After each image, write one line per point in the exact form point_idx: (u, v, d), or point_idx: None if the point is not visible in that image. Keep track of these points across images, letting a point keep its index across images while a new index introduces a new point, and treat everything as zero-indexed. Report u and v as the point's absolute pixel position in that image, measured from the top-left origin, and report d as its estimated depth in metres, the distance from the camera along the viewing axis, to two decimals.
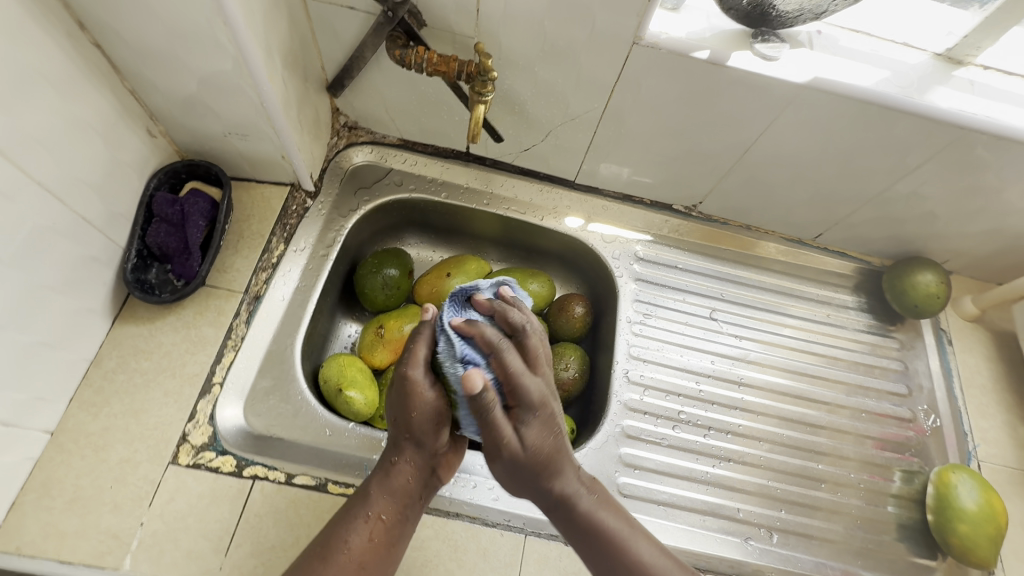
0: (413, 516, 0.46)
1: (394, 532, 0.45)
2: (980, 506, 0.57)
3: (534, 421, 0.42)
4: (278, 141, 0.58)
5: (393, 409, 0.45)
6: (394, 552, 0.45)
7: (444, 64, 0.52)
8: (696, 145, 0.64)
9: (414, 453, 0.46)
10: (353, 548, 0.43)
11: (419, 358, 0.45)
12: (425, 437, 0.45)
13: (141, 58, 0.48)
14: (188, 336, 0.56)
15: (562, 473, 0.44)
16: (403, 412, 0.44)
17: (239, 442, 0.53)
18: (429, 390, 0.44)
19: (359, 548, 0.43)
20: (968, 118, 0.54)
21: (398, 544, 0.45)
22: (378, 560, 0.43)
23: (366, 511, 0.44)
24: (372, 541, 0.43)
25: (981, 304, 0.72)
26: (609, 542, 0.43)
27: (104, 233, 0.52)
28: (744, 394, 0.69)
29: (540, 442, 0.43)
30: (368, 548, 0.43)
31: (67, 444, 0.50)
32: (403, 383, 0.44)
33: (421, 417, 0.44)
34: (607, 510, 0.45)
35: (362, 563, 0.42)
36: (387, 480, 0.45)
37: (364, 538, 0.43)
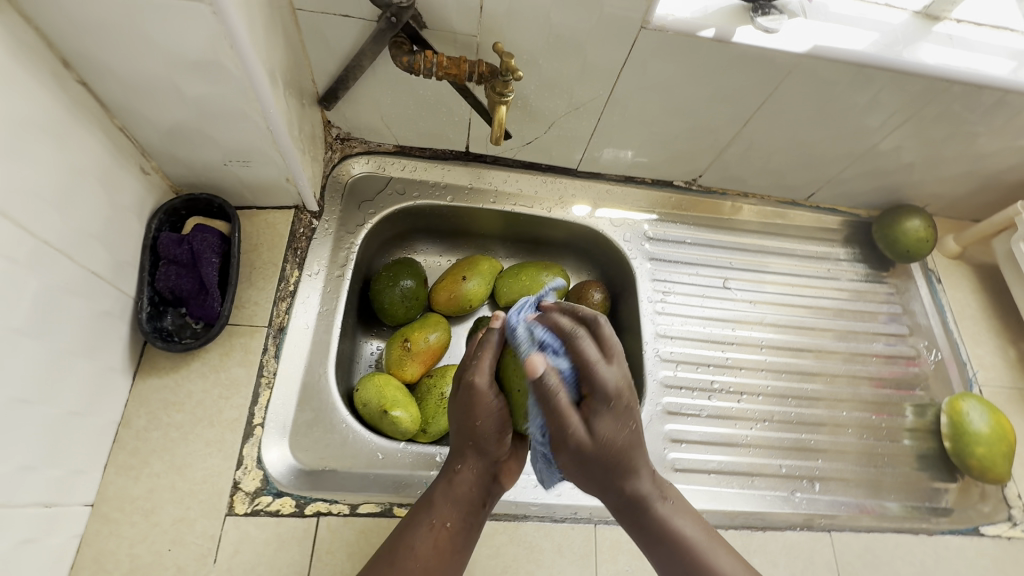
0: (477, 523, 0.47)
1: (457, 538, 0.46)
2: (991, 427, 0.63)
3: (606, 417, 0.42)
4: (282, 163, 0.55)
5: (457, 417, 0.47)
6: (458, 558, 0.45)
7: (455, 66, 0.51)
8: (699, 122, 0.65)
9: (477, 460, 0.47)
10: (419, 554, 0.44)
11: (485, 368, 0.46)
12: (488, 445, 0.47)
13: (132, 92, 0.44)
14: (218, 380, 0.53)
15: (636, 474, 0.44)
16: (468, 419, 0.46)
17: (293, 481, 0.51)
18: (494, 398, 0.45)
19: (424, 553, 0.44)
20: (952, 71, 0.58)
21: (462, 551, 0.46)
22: (443, 565, 0.44)
23: (429, 517, 0.46)
24: (436, 547, 0.45)
25: (962, 242, 0.78)
26: (684, 545, 0.44)
27: (114, 284, 0.48)
28: (766, 356, 0.72)
29: (604, 454, 0.43)
30: (432, 554, 0.44)
31: (112, 514, 0.47)
32: (469, 391, 0.45)
33: (487, 426, 0.46)
34: (683, 515, 0.46)
35: (427, 569, 0.44)
36: (449, 488, 0.47)
37: (429, 545, 0.45)
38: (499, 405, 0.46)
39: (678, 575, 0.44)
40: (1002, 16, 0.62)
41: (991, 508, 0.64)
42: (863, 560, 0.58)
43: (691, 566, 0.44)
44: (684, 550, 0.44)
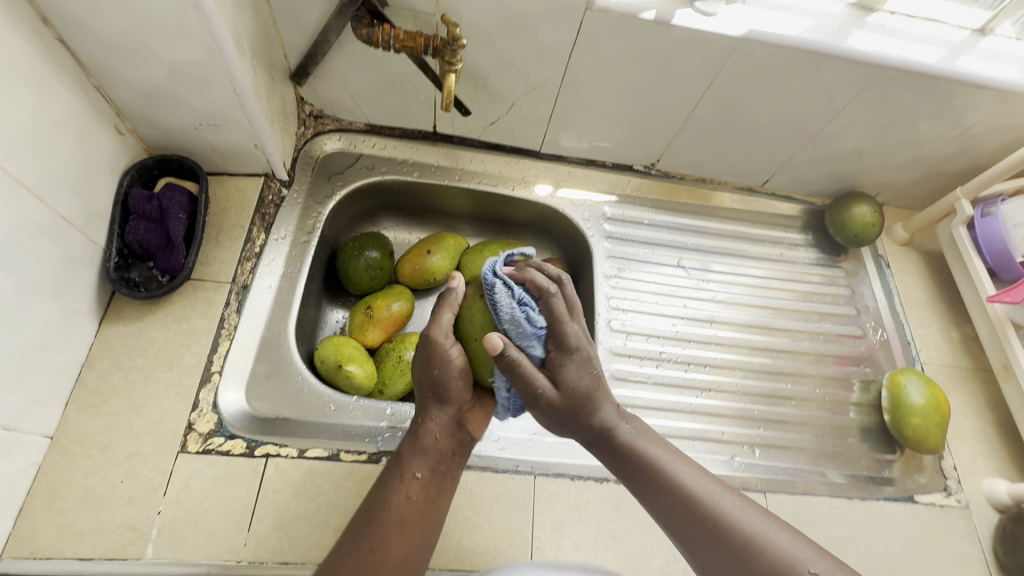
0: (451, 472, 0.48)
1: (432, 489, 0.46)
2: (927, 399, 0.65)
3: (571, 366, 0.45)
4: (250, 129, 0.59)
5: (419, 370, 0.49)
6: (436, 507, 0.46)
7: (410, 40, 0.55)
8: (650, 104, 0.69)
9: (440, 410, 0.48)
10: (394, 508, 0.44)
11: (442, 322, 0.48)
12: (449, 395, 0.48)
13: (106, 51, 0.48)
14: (181, 329, 0.56)
15: (600, 416, 0.46)
16: (427, 370, 0.48)
17: (246, 425, 0.54)
18: (452, 347, 0.48)
19: (399, 507, 0.44)
20: (882, 57, 0.61)
21: (440, 500, 0.46)
22: (420, 516, 0.45)
23: (399, 473, 0.46)
24: (410, 499, 0.45)
25: (910, 230, 0.81)
26: (651, 470, 0.45)
27: (84, 231, 0.51)
28: (716, 331, 0.75)
29: (575, 391, 0.45)
30: (407, 505, 0.45)
31: (70, 446, 0.49)
32: (427, 343, 0.48)
33: (445, 375, 0.47)
34: (647, 439, 0.47)
35: (404, 521, 0.44)
36: (416, 441, 0.47)
37: (404, 498, 0.45)
38: (455, 355, 0.48)
39: (659, 501, 0.44)
40: (935, 9, 0.65)
41: (928, 479, 0.66)
42: (797, 521, 0.60)
43: (661, 485, 0.44)
44: (652, 473, 0.45)
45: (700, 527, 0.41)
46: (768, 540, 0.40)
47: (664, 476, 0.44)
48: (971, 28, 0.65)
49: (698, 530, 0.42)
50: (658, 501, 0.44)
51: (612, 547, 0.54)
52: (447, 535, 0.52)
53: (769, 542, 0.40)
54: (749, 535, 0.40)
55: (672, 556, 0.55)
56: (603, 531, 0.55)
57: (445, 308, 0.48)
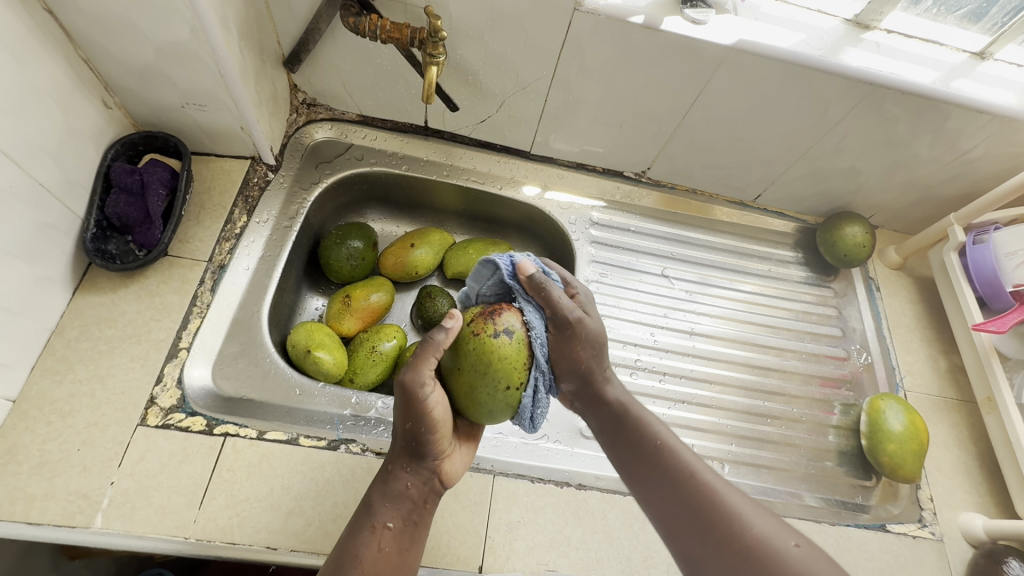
0: (421, 521, 0.47)
1: (403, 538, 0.45)
2: (905, 426, 0.63)
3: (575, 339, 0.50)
4: (237, 111, 0.59)
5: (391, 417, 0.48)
6: (408, 558, 0.44)
7: (397, 31, 0.55)
8: (640, 110, 0.69)
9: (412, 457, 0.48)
10: (365, 562, 0.42)
11: (424, 367, 0.45)
12: (421, 445, 0.47)
13: (94, 25, 0.49)
14: (152, 304, 0.57)
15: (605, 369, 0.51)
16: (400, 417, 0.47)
17: (207, 403, 0.54)
18: (431, 395, 0.45)
19: (371, 559, 0.42)
20: (875, 75, 0.61)
21: (412, 549, 0.45)
22: (393, 567, 0.43)
23: (369, 521, 0.44)
24: (382, 551, 0.43)
25: (903, 253, 0.79)
26: (643, 438, 0.48)
27: (63, 200, 0.52)
28: (696, 343, 0.74)
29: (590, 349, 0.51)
30: (380, 558, 0.43)
31: (31, 411, 0.50)
32: (404, 390, 0.45)
33: (420, 425, 0.46)
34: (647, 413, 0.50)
35: (377, 574, 0.42)
36: (385, 489, 0.46)
37: (375, 548, 0.43)
38: (434, 401, 0.45)
39: (648, 475, 0.46)
40: (933, 31, 0.65)
41: (901, 509, 0.64)
42: None
43: (655, 457, 0.46)
44: (644, 441, 0.48)
45: (681, 497, 0.43)
46: (739, 519, 0.40)
47: (662, 453, 0.46)
48: (970, 52, 0.65)
49: (677, 501, 0.43)
50: (646, 474, 0.46)
51: (566, 553, 0.53)
52: None
53: (749, 520, 0.40)
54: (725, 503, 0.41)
55: (628, 567, 0.54)
56: (559, 536, 0.54)
57: (428, 354, 0.45)
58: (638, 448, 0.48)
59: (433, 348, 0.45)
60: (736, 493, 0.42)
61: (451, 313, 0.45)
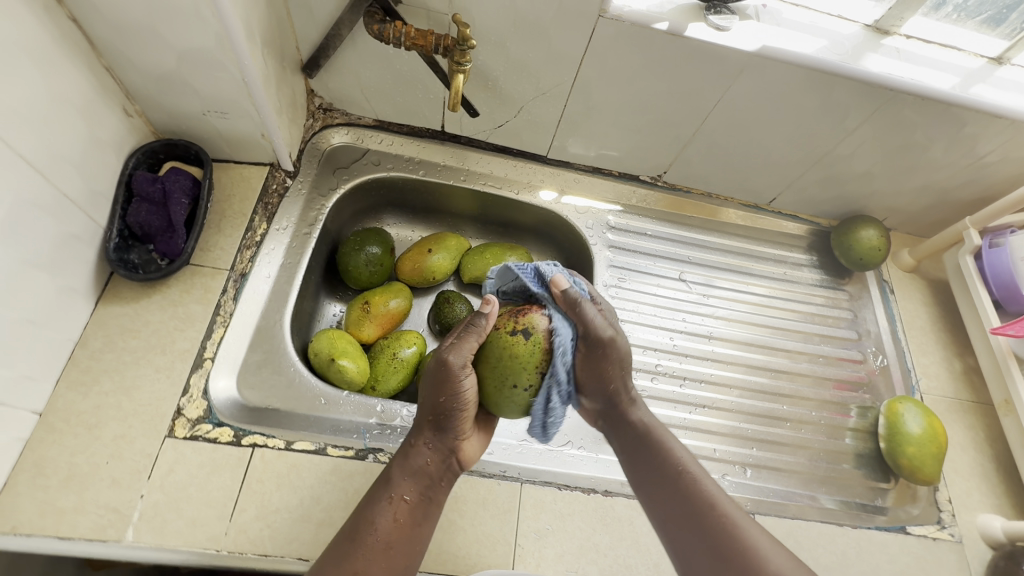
0: (436, 497, 0.49)
1: (417, 511, 0.47)
2: (925, 429, 0.64)
3: (608, 352, 0.50)
4: (258, 118, 0.59)
5: (422, 394, 0.50)
6: (420, 530, 0.47)
7: (421, 37, 0.55)
8: (660, 115, 0.69)
9: (434, 436, 0.50)
10: (380, 529, 0.45)
11: (465, 349, 0.48)
12: (445, 422, 0.49)
13: (118, 34, 0.48)
14: (176, 314, 0.56)
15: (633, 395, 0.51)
16: (431, 396, 0.49)
17: (234, 414, 0.54)
18: (466, 377, 0.48)
19: (385, 528, 0.45)
20: (896, 81, 0.61)
21: (423, 524, 0.47)
22: (404, 539, 0.45)
23: (387, 492, 0.47)
24: (397, 521, 0.45)
25: (917, 256, 0.80)
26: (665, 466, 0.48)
27: (86, 211, 0.52)
28: (714, 346, 0.75)
29: (616, 366, 0.51)
30: (393, 528, 0.45)
31: (57, 424, 0.49)
32: (441, 367, 0.48)
33: (449, 403, 0.48)
34: (671, 438, 0.51)
35: (390, 543, 0.44)
36: (406, 463, 0.48)
37: (391, 518, 0.45)
38: (468, 385, 0.48)
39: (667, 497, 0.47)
40: (952, 36, 0.65)
41: (920, 511, 0.65)
42: (784, 544, 0.59)
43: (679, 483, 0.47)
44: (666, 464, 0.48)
45: (700, 525, 0.44)
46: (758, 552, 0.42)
47: (683, 477, 0.47)
48: (988, 57, 0.65)
49: (689, 524, 0.45)
50: (666, 498, 0.47)
51: (594, 560, 0.53)
52: None
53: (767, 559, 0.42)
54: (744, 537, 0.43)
55: (657, 573, 0.54)
56: (588, 543, 0.54)
57: (470, 336, 0.48)
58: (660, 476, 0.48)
59: (475, 332, 0.48)
60: (751, 526, 0.44)
61: (488, 300, 0.48)
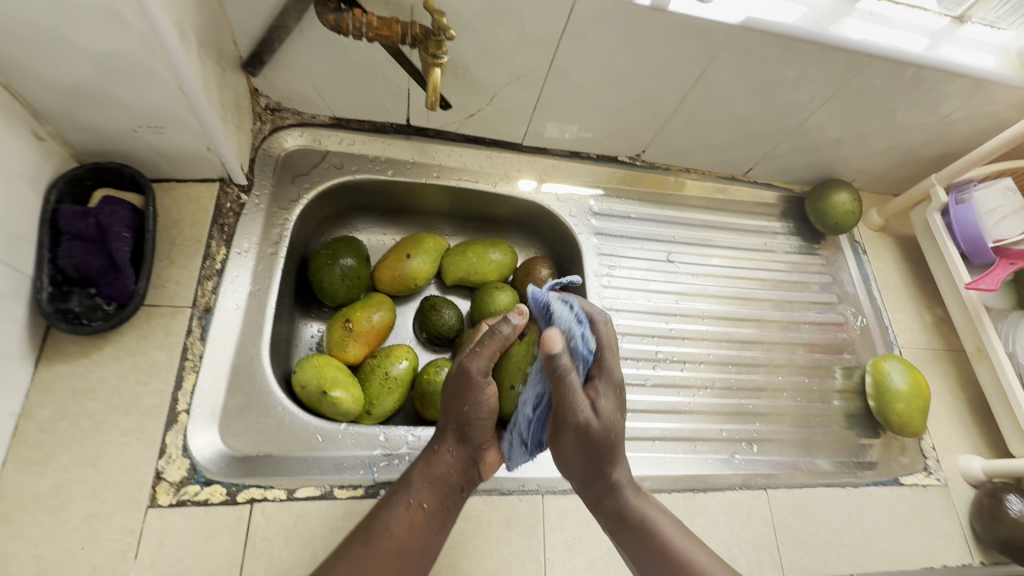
0: (454, 507, 0.47)
1: (434, 520, 0.46)
2: (908, 384, 0.67)
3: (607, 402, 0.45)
4: (202, 130, 0.51)
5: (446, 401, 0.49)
6: (435, 541, 0.45)
7: (386, 27, 0.49)
8: (639, 94, 0.66)
9: (458, 445, 0.48)
10: (393, 534, 0.44)
11: (483, 357, 0.48)
12: (470, 431, 0.48)
13: (14, 44, 0.40)
14: (136, 365, 0.49)
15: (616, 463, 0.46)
16: (455, 405, 0.48)
17: (223, 468, 0.49)
18: (488, 386, 0.48)
19: (399, 534, 0.44)
20: (873, 46, 0.60)
21: (440, 534, 0.46)
22: (417, 547, 0.44)
23: (406, 497, 0.46)
24: (412, 528, 0.44)
25: (885, 215, 0.83)
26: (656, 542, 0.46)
27: (6, 261, 0.44)
28: (708, 325, 0.75)
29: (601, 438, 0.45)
30: (407, 534, 0.44)
31: (13, 513, 0.43)
32: (462, 376, 0.47)
33: (474, 413, 0.47)
34: (654, 512, 0.48)
35: (402, 550, 0.43)
36: (428, 468, 0.47)
37: (407, 524, 0.44)
38: (487, 393, 0.48)
39: None
40: None
41: (909, 460, 0.69)
42: (796, 514, 0.61)
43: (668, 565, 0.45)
44: (654, 545, 0.46)
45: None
46: None
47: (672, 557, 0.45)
48: (950, 16, 0.65)
49: None
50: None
51: (625, 562, 0.53)
52: (456, 566, 0.50)
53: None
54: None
55: None
56: (616, 545, 0.53)
57: (492, 345, 0.48)
58: (648, 558, 0.46)
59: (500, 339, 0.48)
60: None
61: (518, 309, 0.49)
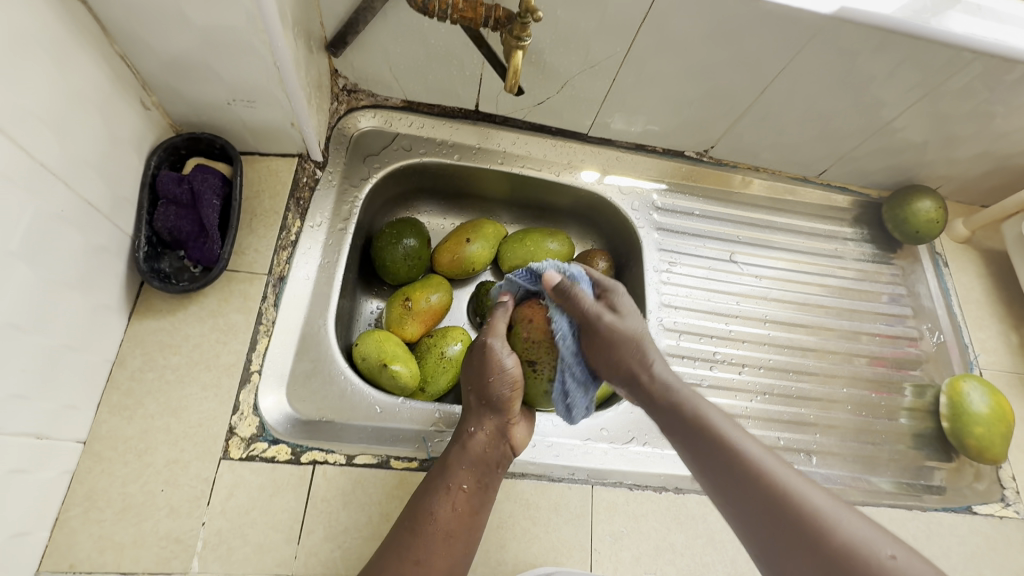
0: (494, 483, 0.48)
1: (476, 499, 0.46)
2: (990, 408, 0.63)
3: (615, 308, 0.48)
4: (288, 106, 0.53)
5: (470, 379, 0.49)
6: (480, 518, 0.46)
7: (471, 10, 0.49)
8: (716, 87, 0.64)
9: (488, 420, 0.49)
10: (439, 519, 0.44)
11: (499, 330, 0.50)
12: (501, 404, 0.48)
13: (133, 16, 0.43)
14: (216, 325, 0.52)
15: (651, 368, 0.46)
16: (480, 379, 0.49)
17: (290, 429, 0.51)
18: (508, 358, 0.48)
19: (444, 518, 0.44)
20: (980, 42, 0.56)
21: (482, 512, 0.46)
22: (463, 528, 0.45)
23: (445, 481, 0.46)
24: (456, 510, 0.45)
25: (972, 226, 0.78)
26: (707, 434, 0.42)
27: (112, 219, 0.47)
28: (769, 330, 0.72)
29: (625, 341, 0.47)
30: (453, 517, 0.45)
31: (105, 452, 0.46)
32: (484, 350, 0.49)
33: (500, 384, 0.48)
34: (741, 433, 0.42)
35: (449, 532, 0.44)
36: (463, 451, 0.48)
37: (450, 505, 0.45)
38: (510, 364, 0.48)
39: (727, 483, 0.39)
40: None
41: (984, 487, 0.65)
42: None
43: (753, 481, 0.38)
44: (727, 456, 0.40)
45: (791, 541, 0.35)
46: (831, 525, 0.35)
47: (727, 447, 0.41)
48: None
49: (747, 498, 0.38)
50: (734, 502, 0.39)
51: (673, 560, 0.52)
52: (503, 547, 0.50)
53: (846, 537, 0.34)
54: (859, 559, 0.33)
55: (736, 570, 0.53)
56: (664, 543, 0.53)
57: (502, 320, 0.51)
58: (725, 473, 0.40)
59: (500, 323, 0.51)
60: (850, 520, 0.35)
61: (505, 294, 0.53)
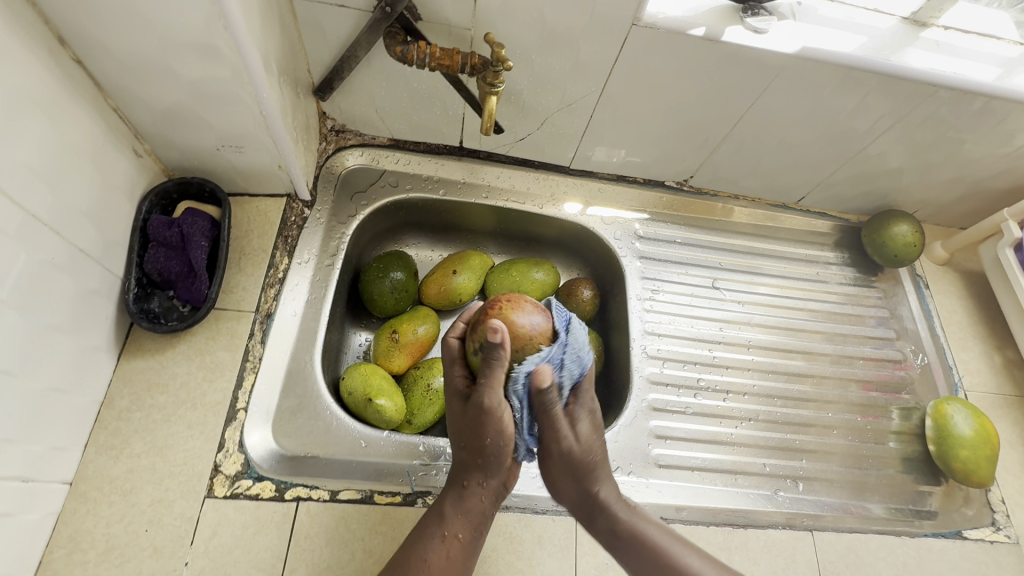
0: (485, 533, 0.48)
1: (469, 548, 0.46)
2: (975, 430, 0.63)
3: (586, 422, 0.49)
4: (275, 150, 0.56)
5: (468, 432, 0.46)
6: (468, 567, 0.46)
7: (447, 57, 0.52)
8: (689, 121, 0.66)
9: (486, 477, 0.47)
10: (431, 566, 0.44)
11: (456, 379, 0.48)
12: (495, 458, 0.47)
13: (126, 73, 0.45)
14: (203, 363, 0.54)
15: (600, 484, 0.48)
16: (476, 436, 0.46)
17: (274, 466, 0.51)
18: (506, 411, 0.45)
19: (436, 565, 0.44)
20: (940, 76, 0.58)
21: (472, 559, 0.46)
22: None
23: (440, 531, 0.46)
24: (448, 560, 0.45)
25: (950, 249, 0.79)
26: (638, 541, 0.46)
27: (102, 263, 0.49)
28: (753, 355, 0.73)
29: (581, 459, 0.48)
30: (444, 565, 0.44)
31: (91, 492, 0.47)
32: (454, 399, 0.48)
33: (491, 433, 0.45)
34: (649, 522, 0.48)
35: None
36: (461, 500, 0.47)
37: (445, 557, 0.45)
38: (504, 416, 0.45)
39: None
40: (988, 25, 0.63)
41: (974, 512, 0.64)
42: (845, 560, 0.58)
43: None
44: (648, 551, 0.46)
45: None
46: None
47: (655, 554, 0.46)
48: None
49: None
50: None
51: None
52: None
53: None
54: None
55: None
56: None
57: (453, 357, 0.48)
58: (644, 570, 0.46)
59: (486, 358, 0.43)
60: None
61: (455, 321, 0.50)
